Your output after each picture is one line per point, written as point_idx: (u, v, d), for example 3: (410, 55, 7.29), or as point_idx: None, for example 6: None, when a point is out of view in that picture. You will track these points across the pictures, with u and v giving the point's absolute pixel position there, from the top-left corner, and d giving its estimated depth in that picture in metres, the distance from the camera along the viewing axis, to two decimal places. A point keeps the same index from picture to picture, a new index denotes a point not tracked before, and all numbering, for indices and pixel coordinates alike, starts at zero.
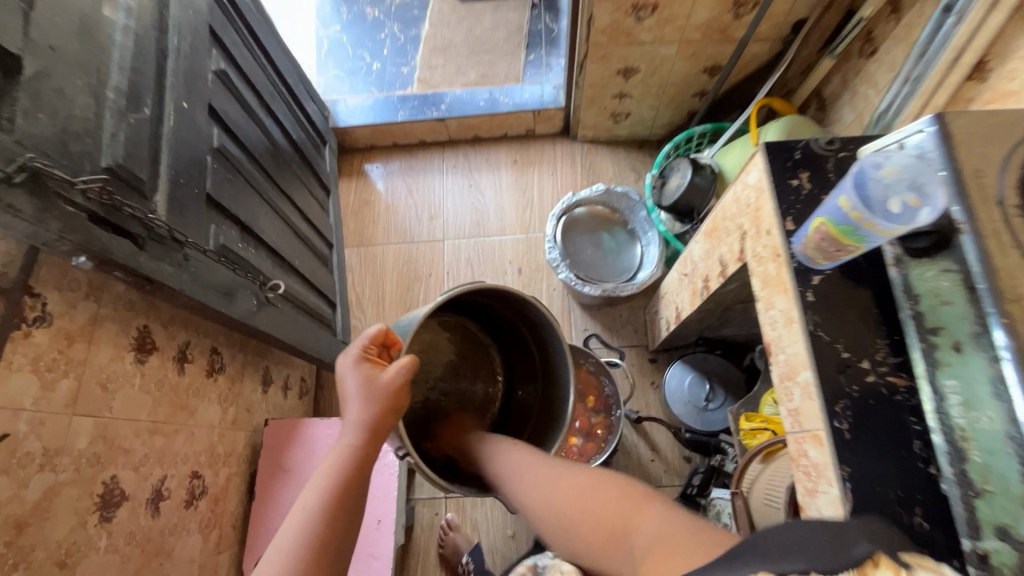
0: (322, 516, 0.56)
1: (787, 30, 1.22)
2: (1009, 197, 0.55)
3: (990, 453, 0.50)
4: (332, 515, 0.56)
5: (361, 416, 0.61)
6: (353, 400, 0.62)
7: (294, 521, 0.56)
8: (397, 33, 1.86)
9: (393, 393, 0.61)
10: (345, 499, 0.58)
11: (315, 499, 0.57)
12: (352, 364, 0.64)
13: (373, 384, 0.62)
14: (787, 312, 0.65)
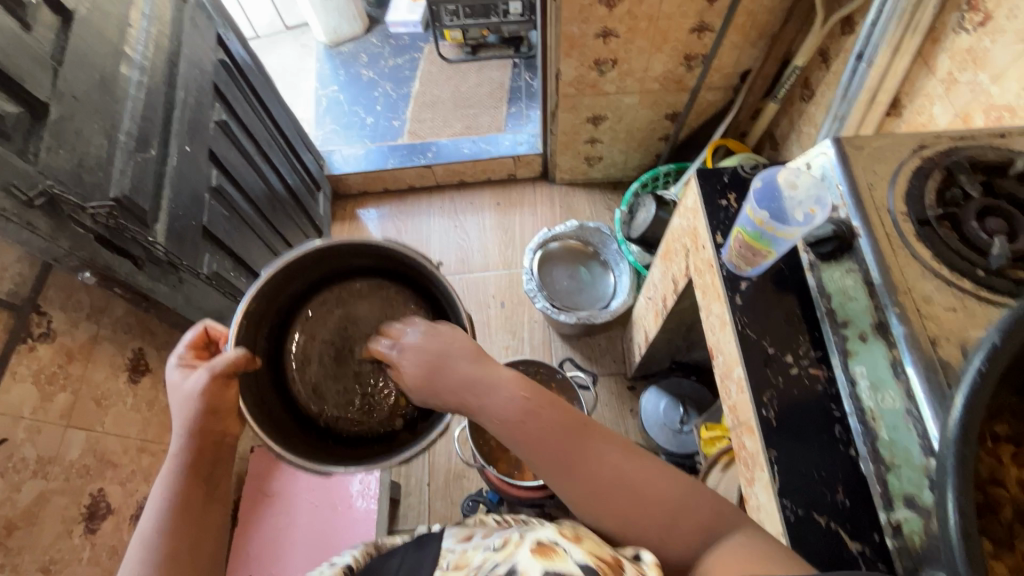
0: (162, 534, 0.53)
1: (735, 80, 1.36)
2: (898, 205, 0.63)
3: (895, 429, 0.56)
4: (174, 529, 0.53)
5: (182, 423, 0.57)
6: (175, 409, 0.58)
7: (133, 551, 0.52)
8: (389, 91, 2.04)
9: (209, 386, 0.58)
10: (185, 512, 0.54)
11: (152, 519, 0.54)
12: (172, 373, 0.61)
13: (186, 390, 0.58)
14: (721, 316, 0.71)
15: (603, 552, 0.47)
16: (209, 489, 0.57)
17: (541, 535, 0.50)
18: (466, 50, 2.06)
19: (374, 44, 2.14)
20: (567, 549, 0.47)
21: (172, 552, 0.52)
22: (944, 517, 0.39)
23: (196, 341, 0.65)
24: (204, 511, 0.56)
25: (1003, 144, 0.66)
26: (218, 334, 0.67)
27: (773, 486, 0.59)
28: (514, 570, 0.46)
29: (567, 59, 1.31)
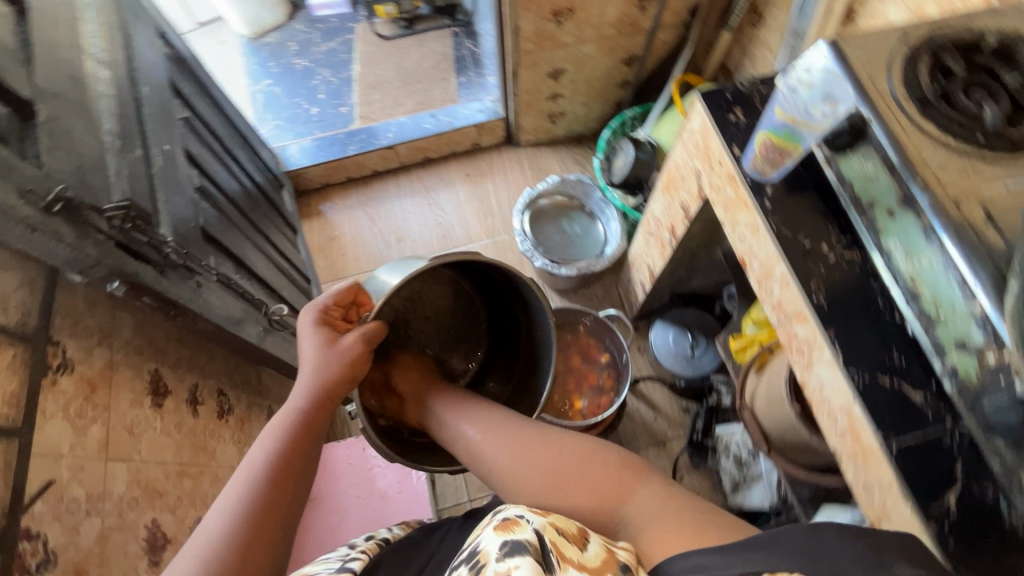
0: (276, 465, 0.61)
1: (686, 15, 1.40)
2: (898, 89, 0.68)
3: (936, 286, 0.61)
4: (285, 464, 0.61)
5: (317, 379, 0.67)
6: (312, 358, 0.68)
7: (241, 475, 0.60)
8: (329, 77, 1.95)
9: (356, 352, 0.69)
10: (296, 455, 0.62)
11: (271, 448, 0.62)
12: (314, 325, 0.71)
13: (334, 345, 0.69)
14: (751, 223, 0.76)
15: (568, 525, 0.53)
16: (314, 439, 0.65)
17: (507, 512, 0.53)
18: (401, 25, 1.99)
19: (302, 30, 2.03)
20: (529, 523, 0.50)
21: (276, 486, 0.59)
22: None
23: (342, 296, 0.74)
24: (309, 457, 0.64)
25: (973, 25, 0.73)
26: (361, 298, 0.75)
27: (837, 360, 0.65)
28: (477, 551, 0.49)
29: (526, 13, 1.30)
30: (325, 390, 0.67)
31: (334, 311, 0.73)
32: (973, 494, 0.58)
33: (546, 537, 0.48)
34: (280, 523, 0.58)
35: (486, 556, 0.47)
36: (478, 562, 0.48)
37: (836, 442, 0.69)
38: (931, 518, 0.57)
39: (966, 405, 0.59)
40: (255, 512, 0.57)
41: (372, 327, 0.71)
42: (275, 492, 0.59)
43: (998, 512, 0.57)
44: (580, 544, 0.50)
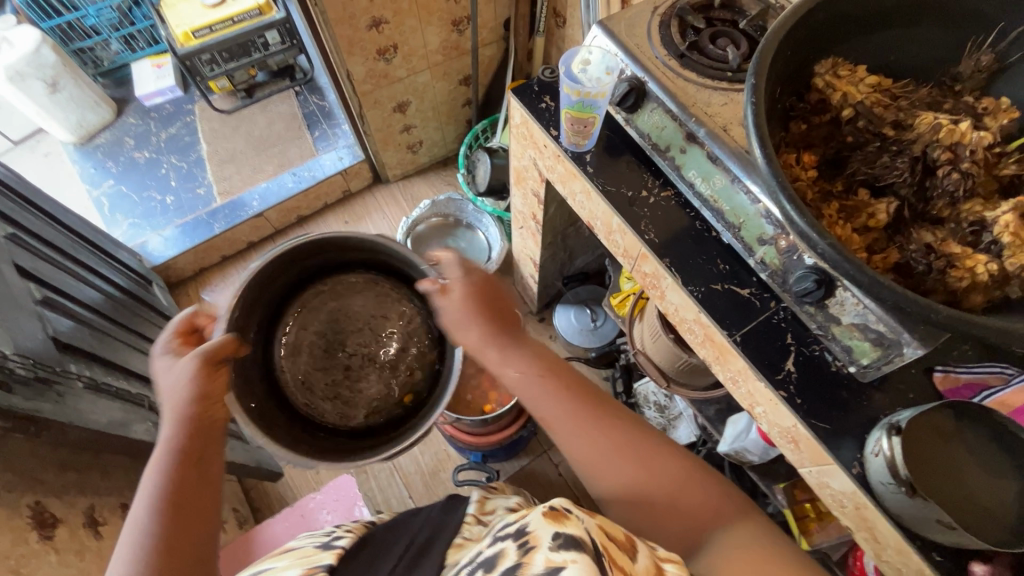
0: (173, 465, 0.55)
1: (501, 30, 1.54)
2: (660, 51, 0.81)
3: (730, 199, 0.73)
4: (181, 461, 0.56)
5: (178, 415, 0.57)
6: (167, 390, 0.58)
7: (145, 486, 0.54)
8: (177, 163, 1.89)
9: (200, 368, 0.58)
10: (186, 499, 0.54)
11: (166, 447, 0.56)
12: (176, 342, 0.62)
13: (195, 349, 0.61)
14: (583, 189, 0.86)
15: (615, 528, 0.50)
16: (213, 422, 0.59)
17: (553, 501, 0.50)
18: (240, 95, 1.97)
19: (135, 123, 1.95)
20: (580, 518, 0.48)
21: (180, 488, 0.54)
22: (785, 213, 0.53)
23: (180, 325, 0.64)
24: (210, 443, 0.58)
25: None
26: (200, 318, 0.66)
27: (677, 283, 0.75)
28: (525, 532, 0.47)
29: (352, 57, 1.38)
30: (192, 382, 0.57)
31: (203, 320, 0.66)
32: (806, 355, 0.69)
33: (598, 539, 0.46)
34: (198, 524, 0.54)
35: (537, 540, 0.45)
36: (527, 545, 0.46)
37: (702, 350, 0.79)
38: (780, 386, 0.68)
39: (779, 286, 0.70)
40: (164, 517, 0.52)
41: (222, 338, 0.60)
42: (179, 494, 0.54)
43: (825, 362, 0.69)
44: (630, 553, 0.47)
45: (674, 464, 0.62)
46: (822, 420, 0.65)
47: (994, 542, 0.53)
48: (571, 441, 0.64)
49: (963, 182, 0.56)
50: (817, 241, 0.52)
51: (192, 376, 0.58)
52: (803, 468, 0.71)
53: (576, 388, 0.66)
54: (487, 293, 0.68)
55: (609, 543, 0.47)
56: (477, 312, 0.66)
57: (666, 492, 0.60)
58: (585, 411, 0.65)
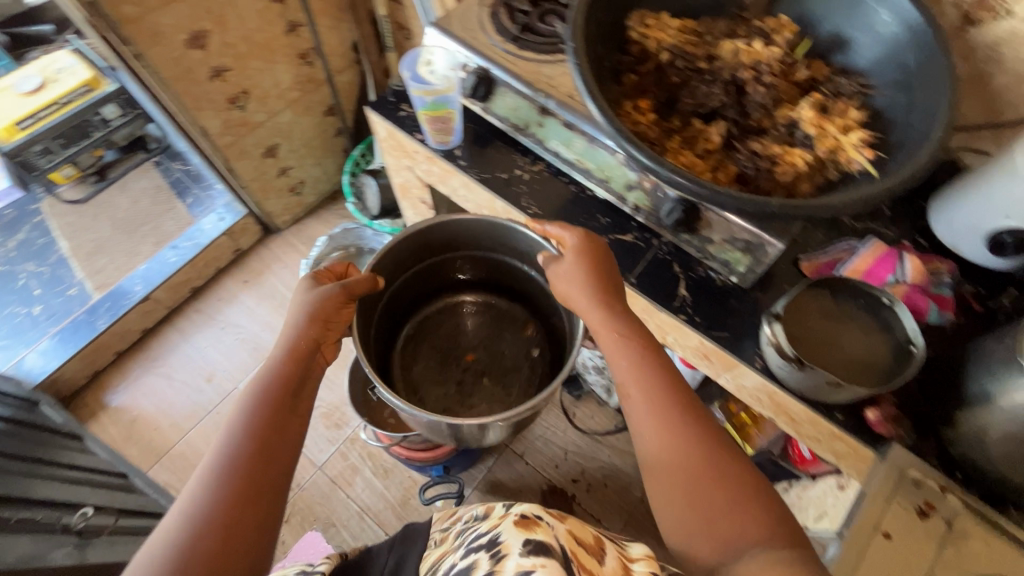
0: (255, 443, 0.55)
1: (351, 54, 1.54)
2: (495, 39, 0.85)
3: (593, 157, 0.78)
4: (247, 455, 0.54)
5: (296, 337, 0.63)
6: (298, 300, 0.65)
7: (218, 465, 0.53)
8: (36, 269, 1.70)
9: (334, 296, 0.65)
10: (265, 446, 0.55)
11: (251, 429, 0.55)
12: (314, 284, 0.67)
13: (328, 329, 0.65)
14: (463, 182, 0.88)
15: (585, 535, 0.54)
16: (298, 407, 0.60)
17: (524, 512, 0.54)
18: (91, 180, 1.83)
19: None
20: (549, 528, 0.51)
21: (243, 484, 0.52)
22: (634, 156, 0.58)
23: (333, 273, 0.71)
24: (288, 433, 0.57)
25: None
26: (358, 284, 0.69)
27: None
28: (497, 542, 0.49)
29: (202, 112, 1.32)
30: (300, 341, 0.62)
31: (352, 289, 0.67)
32: (694, 277, 0.76)
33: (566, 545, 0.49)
34: (272, 477, 0.54)
35: (508, 547, 0.47)
36: (499, 553, 0.48)
37: None
38: (679, 311, 0.74)
39: (655, 223, 0.76)
40: (245, 458, 0.54)
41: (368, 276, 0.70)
42: (242, 492, 0.52)
43: (711, 279, 0.75)
44: (597, 556, 0.50)
45: (729, 480, 0.52)
46: (721, 329, 0.72)
47: (878, 387, 0.62)
48: (634, 409, 0.59)
49: (769, 93, 0.65)
50: (657, 171, 0.57)
51: (304, 334, 0.62)
52: (720, 378, 0.77)
53: (649, 378, 0.59)
54: (600, 264, 0.66)
55: (576, 546, 0.50)
56: (585, 272, 0.66)
57: (707, 491, 0.52)
58: (670, 394, 0.58)
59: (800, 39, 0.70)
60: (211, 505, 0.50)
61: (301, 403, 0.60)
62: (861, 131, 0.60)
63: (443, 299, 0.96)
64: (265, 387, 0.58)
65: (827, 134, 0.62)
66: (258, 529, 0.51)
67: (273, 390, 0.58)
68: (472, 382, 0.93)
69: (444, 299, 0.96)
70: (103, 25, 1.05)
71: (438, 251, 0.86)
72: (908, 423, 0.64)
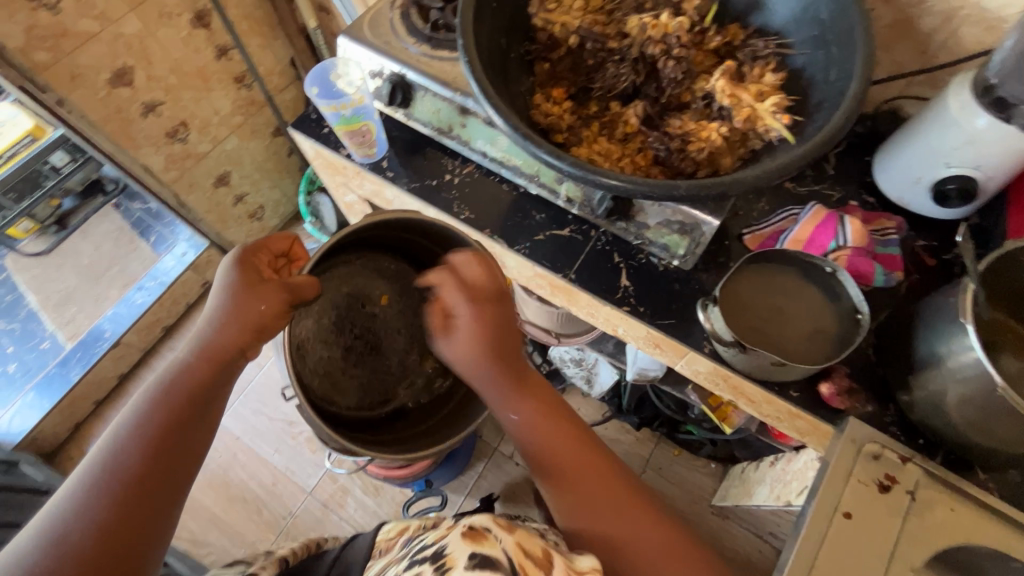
0: (142, 468, 0.47)
1: (290, 72, 1.51)
2: (408, 41, 0.80)
3: (517, 152, 0.74)
4: (131, 479, 0.47)
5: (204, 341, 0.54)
6: (224, 297, 0.54)
7: (95, 486, 0.46)
8: (7, 326, 1.69)
9: (253, 296, 0.54)
10: (161, 465, 0.48)
11: (141, 449, 0.48)
12: (246, 264, 0.56)
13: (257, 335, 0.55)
14: (395, 194, 0.85)
15: (534, 541, 0.46)
16: (205, 422, 0.52)
17: (473, 520, 0.47)
18: (52, 230, 1.77)
19: None
20: (498, 538, 0.44)
21: (119, 517, 0.45)
22: (539, 154, 0.55)
23: (264, 255, 0.59)
24: (186, 454, 0.50)
25: None
26: (300, 283, 0.55)
27: (505, 247, 0.77)
28: (442, 553, 0.44)
29: (141, 150, 1.29)
30: (220, 344, 0.53)
31: (296, 291, 0.55)
32: (636, 265, 0.73)
33: (513, 557, 0.42)
34: (165, 495, 0.48)
35: (452, 561, 0.42)
36: (443, 568, 0.42)
37: (556, 298, 0.81)
38: (622, 303, 0.71)
39: (589, 213, 0.73)
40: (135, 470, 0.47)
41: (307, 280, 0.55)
42: (115, 526, 0.45)
43: (653, 265, 0.73)
44: (545, 568, 0.43)
45: (637, 511, 0.53)
46: (667, 316, 0.69)
47: (824, 361, 0.59)
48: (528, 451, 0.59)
49: (681, 67, 0.62)
50: (555, 163, 0.54)
51: (223, 338, 0.53)
52: (677, 365, 0.74)
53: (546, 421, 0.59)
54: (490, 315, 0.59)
55: (523, 556, 0.43)
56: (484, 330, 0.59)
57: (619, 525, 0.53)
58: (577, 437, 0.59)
59: (711, 4, 0.66)
60: (76, 540, 0.44)
61: (208, 417, 0.52)
62: (776, 96, 0.57)
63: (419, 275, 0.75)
64: (169, 397, 0.51)
65: (742, 103, 0.58)
66: (144, 548, 0.46)
67: (178, 402, 0.51)
68: (343, 369, 0.70)
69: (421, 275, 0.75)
70: (16, 74, 1.01)
71: (463, 251, 0.67)
72: (862, 394, 0.62)
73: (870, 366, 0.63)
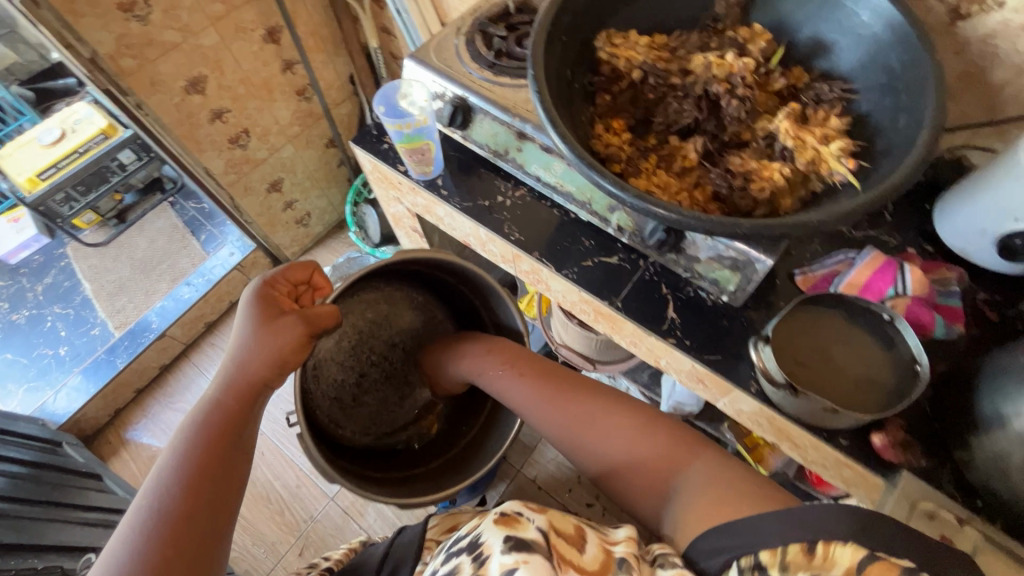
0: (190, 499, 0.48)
1: (348, 86, 1.57)
2: (473, 66, 0.82)
3: (571, 178, 0.75)
4: (176, 518, 0.47)
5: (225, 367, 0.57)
6: (242, 334, 0.58)
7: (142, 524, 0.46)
8: (62, 311, 1.78)
9: (268, 319, 0.58)
10: (202, 489, 0.49)
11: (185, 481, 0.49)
12: (270, 301, 0.61)
13: (294, 356, 0.59)
14: (447, 212, 0.88)
15: (564, 521, 0.50)
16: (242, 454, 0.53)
17: (504, 508, 0.51)
18: (112, 224, 1.88)
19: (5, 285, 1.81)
20: (532, 521, 0.48)
21: (167, 553, 0.46)
22: (602, 185, 0.56)
23: (287, 287, 0.65)
24: (225, 483, 0.51)
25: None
26: (318, 310, 0.61)
27: (552, 271, 0.78)
28: (477, 543, 0.47)
29: (204, 153, 1.35)
30: (248, 376, 0.56)
31: (318, 321, 0.60)
32: (683, 298, 0.73)
33: (548, 539, 0.46)
34: (212, 515, 0.49)
35: (489, 548, 0.45)
36: (481, 555, 0.45)
37: (598, 325, 0.82)
38: (668, 334, 0.71)
39: (639, 242, 0.73)
40: (181, 498, 0.48)
41: (330, 310, 0.63)
42: (162, 568, 0.45)
43: (701, 299, 0.72)
44: (577, 545, 0.47)
45: (651, 432, 0.57)
46: (714, 352, 0.69)
47: (876, 412, 0.58)
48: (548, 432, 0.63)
49: (744, 106, 0.62)
50: (618, 194, 0.55)
51: (251, 370, 0.56)
52: (719, 403, 0.73)
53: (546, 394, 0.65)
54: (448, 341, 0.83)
55: (555, 536, 0.47)
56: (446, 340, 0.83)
57: (644, 467, 0.55)
58: (565, 394, 0.63)
59: (775, 46, 0.67)
60: None
61: (243, 450, 0.54)
62: (841, 141, 0.57)
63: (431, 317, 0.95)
64: (207, 424, 0.53)
65: (806, 145, 0.59)
66: (203, 561, 0.47)
67: (216, 430, 0.53)
68: (354, 397, 0.89)
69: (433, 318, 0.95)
70: (105, 78, 1.08)
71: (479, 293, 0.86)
72: (916, 449, 0.60)
73: (926, 421, 0.61)
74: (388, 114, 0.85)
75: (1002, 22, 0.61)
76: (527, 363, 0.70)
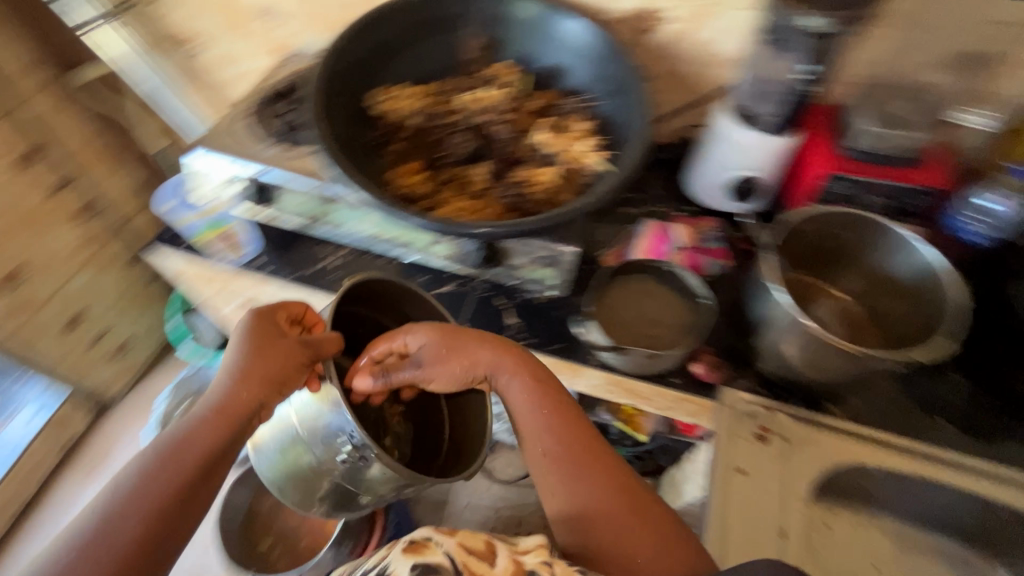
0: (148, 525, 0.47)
1: None
2: (266, 144, 0.82)
3: (387, 226, 0.78)
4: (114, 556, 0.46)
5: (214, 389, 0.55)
6: (236, 354, 0.56)
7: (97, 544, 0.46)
8: None
9: (260, 342, 0.57)
10: (152, 521, 0.48)
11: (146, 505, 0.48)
12: (268, 334, 0.58)
13: (281, 387, 0.56)
14: (277, 287, 0.87)
15: (476, 538, 0.51)
16: (210, 485, 0.52)
17: (414, 533, 0.50)
18: None
19: None
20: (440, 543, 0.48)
21: None
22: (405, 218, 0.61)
23: (286, 316, 0.61)
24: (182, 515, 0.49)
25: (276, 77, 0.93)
26: (316, 339, 0.57)
27: None
28: (384, 571, 0.46)
29: None
30: (234, 403, 0.54)
31: (318, 350, 0.57)
32: (519, 303, 0.79)
33: (455, 561, 0.47)
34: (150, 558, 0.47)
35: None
36: None
37: None
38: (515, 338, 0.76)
39: (466, 265, 0.78)
40: (130, 525, 0.47)
41: (334, 338, 0.59)
42: None
43: (535, 300, 0.79)
44: (489, 560, 0.48)
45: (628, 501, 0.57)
46: (557, 342, 0.76)
47: (690, 346, 0.69)
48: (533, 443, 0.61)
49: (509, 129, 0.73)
50: (422, 222, 0.60)
51: (239, 395, 0.54)
52: (578, 386, 0.79)
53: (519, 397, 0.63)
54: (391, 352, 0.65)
55: (468, 557, 0.48)
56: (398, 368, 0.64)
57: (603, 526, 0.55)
58: (565, 416, 0.61)
59: (526, 77, 0.79)
60: None
61: (201, 491, 0.51)
62: (589, 141, 0.70)
63: (396, 297, 0.69)
64: (176, 449, 0.51)
65: (565, 149, 0.71)
66: None
67: (181, 459, 0.51)
68: None
69: (402, 297, 0.69)
70: None
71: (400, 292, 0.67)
72: (728, 366, 0.71)
73: (729, 339, 0.73)
74: (183, 208, 0.88)
75: (676, 29, 0.79)
76: (528, 376, 0.63)
